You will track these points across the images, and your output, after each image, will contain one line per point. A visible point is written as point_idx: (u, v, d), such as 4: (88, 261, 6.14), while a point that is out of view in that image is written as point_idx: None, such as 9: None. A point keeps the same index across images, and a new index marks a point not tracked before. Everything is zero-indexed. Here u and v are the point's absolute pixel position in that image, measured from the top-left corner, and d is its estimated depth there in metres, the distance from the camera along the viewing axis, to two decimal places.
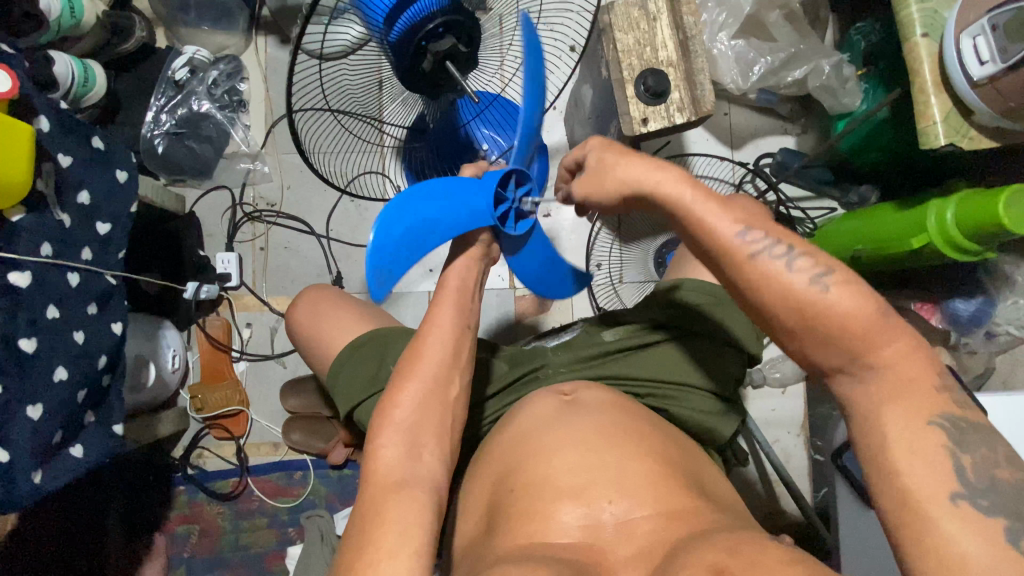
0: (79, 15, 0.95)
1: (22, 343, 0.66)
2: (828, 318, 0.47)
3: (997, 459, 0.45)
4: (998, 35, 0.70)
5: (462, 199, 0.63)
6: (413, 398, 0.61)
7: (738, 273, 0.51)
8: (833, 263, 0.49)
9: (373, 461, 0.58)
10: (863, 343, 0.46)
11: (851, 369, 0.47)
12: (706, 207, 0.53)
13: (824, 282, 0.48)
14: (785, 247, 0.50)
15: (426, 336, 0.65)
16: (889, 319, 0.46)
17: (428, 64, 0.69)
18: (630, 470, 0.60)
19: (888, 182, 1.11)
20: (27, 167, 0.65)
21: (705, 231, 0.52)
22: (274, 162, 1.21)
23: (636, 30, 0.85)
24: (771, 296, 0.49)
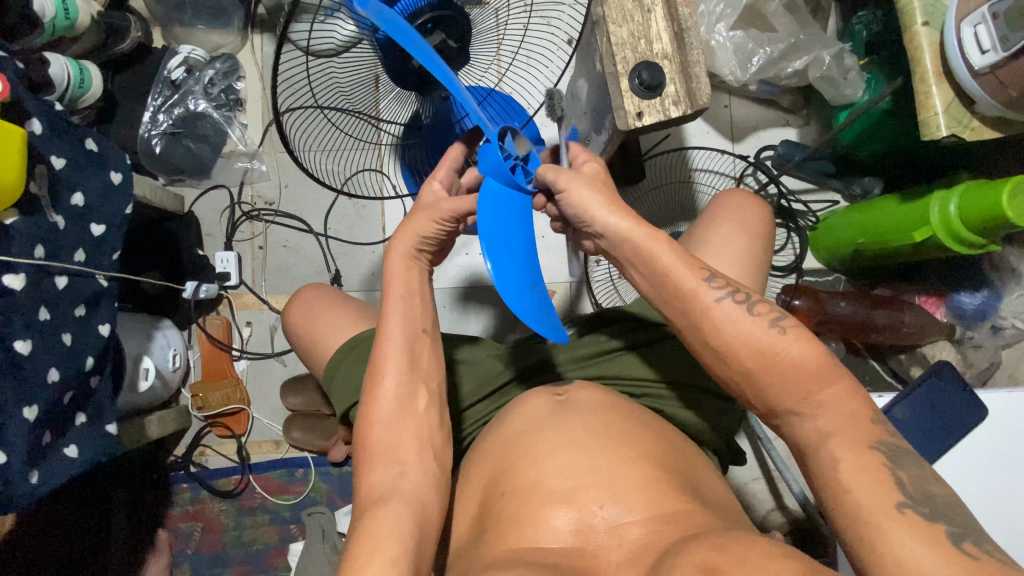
0: (73, 15, 0.95)
1: (18, 344, 0.67)
2: (784, 361, 0.53)
3: None
4: (998, 23, 0.68)
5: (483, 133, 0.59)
6: (386, 418, 0.61)
7: (702, 318, 0.56)
8: (786, 311, 0.56)
9: (360, 490, 0.58)
10: (812, 381, 0.52)
11: (801, 407, 0.53)
12: (673, 257, 0.58)
13: (781, 325, 0.54)
14: (745, 295, 0.56)
15: (384, 355, 0.63)
16: (836, 363, 0.53)
17: (418, 61, 0.68)
18: (622, 474, 0.59)
19: (893, 173, 1.09)
20: (18, 170, 0.65)
21: (674, 280, 0.58)
22: (271, 161, 1.21)
23: (630, 22, 0.84)
24: (731, 342, 0.55)
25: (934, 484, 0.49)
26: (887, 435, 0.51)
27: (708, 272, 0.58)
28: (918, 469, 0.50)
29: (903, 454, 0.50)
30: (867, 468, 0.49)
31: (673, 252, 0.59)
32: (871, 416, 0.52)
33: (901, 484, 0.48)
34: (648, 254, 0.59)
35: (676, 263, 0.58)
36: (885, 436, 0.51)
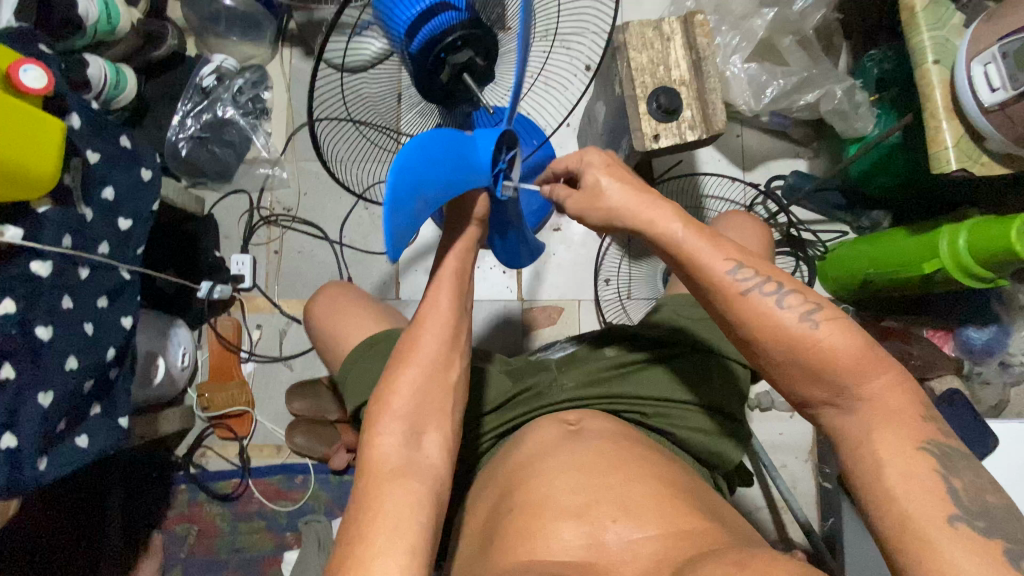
0: (115, 21, 1.00)
1: (39, 329, 0.68)
2: (823, 353, 0.49)
3: (977, 484, 0.44)
4: (1008, 63, 0.71)
5: (469, 153, 0.62)
6: (412, 384, 0.62)
7: (729, 310, 0.54)
8: (821, 300, 0.52)
9: (371, 449, 0.58)
10: (853, 377, 0.48)
11: (841, 402, 0.49)
12: (702, 246, 0.56)
13: (813, 319, 0.50)
14: (776, 285, 0.53)
15: (423, 324, 0.65)
16: (876, 352, 0.48)
17: (445, 75, 0.71)
18: (636, 491, 0.60)
19: (903, 207, 1.11)
20: (55, 162, 0.68)
21: (701, 269, 0.55)
22: (293, 168, 1.24)
23: (650, 49, 0.88)
24: (760, 334, 0.52)
25: (989, 493, 0.43)
26: (937, 435, 0.46)
27: (734, 262, 0.54)
28: (972, 476, 0.44)
29: (957, 459, 0.45)
30: (913, 479, 0.44)
31: (686, 229, 0.57)
32: (918, 413, 0.47)
33: (955, 493, 0.43)
34: (673, 245, 0.57)
35: (709, 252, 0.55)
36: (937, 436, 0.46)
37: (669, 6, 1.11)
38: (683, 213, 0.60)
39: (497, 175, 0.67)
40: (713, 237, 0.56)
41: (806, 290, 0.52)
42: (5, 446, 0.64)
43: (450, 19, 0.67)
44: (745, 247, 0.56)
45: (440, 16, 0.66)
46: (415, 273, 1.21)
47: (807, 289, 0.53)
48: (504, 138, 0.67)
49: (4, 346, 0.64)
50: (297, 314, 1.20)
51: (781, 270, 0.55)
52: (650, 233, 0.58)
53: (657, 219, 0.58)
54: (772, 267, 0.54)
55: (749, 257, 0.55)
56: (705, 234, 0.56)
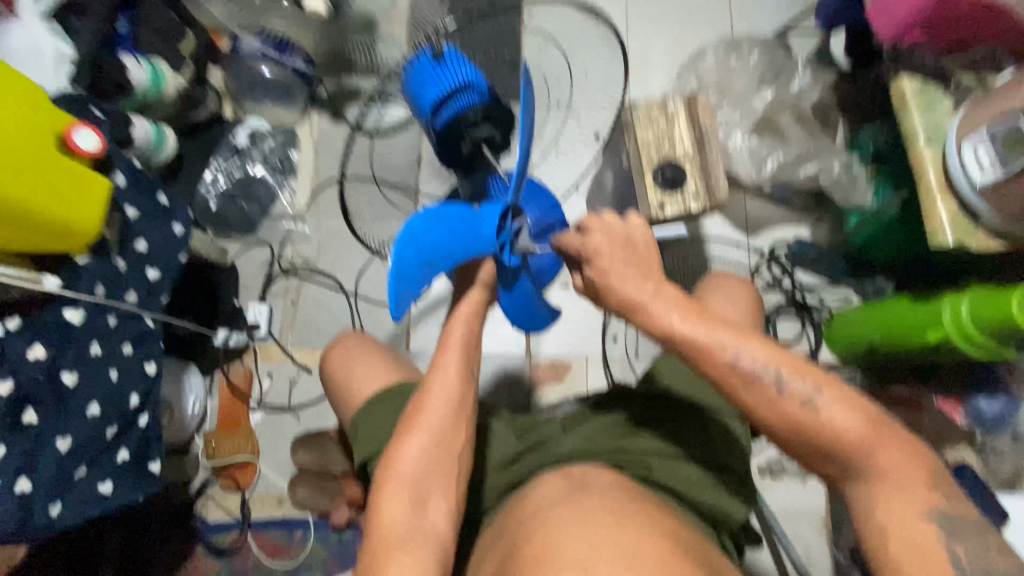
0: (161, 86, 1.08)
1: (64, 375, 0.71)
2: (828, 436, 0.50)
3: (983, 546, 0.46)
4: (997, 145, 0.76)
5: (475, 226, 0.61)
6: (418, 451, 0.62)
7: (736, 397, 0.54)
8: (823, 380, 0.52)
9: (379, 515, 0.60)
10: (859, 453, 0.49)
11: (851, 474, 0.50)
12: (701, 335, 0.55)
13: (814, 404, 0.51)
14: (776, 371, 0.52)
15: (431, 386, 0.66)
16: (882, 428, 0.50)
17: (465, 149, 0.76)
18: (643, 543, 0.54)
19: (906, 275, 1.14)
20: (97, 218, 0.73)
21: (703, 359, 0.54)
22: (314, 224, 1.28)
23: (655, 126, 0.94)
24: (764, 417, 0.53)
25: (992, 556, 0.46)
26: (944, 502, 0.48)
27: (733, 349, 0.53)
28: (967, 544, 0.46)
29: (958, 528, 0.47)
30: (912, 543, 0.47)
31: (680, 312, 0.56)
32: (920, 479, 0.49)
33: (958, 562, 0.45)
34: (672, 336, 0.56)
35: (703, 340, 0.55)
36: (944, 505, 0.48)
37: (675, 85, 1.19)
38: (682, 294, 0.58)
39: (503, 245, 0.67)
40: (709, 321, 0.56)
41: (809, 371, 0.52)
42: (20, 491, 0.66)
43: (470, 98, 0.74)
44: (740, 331, 0.55)
45: (461, 98, 0.74)
46: (426, 326, 1.24)
47: (808, 369, 0.52)
48: (509, 208, 0.67)
49: (31, 391, 0.68)
50: (308, 364, 1.22)
51: (782, 350, 0.54)
52: (651, 323, 0.57)
53: (653, 306, 0.57)
54: (771, 351, 0.53)
55: (745, 339, 0.55)
56: (699, 322, 0.55)
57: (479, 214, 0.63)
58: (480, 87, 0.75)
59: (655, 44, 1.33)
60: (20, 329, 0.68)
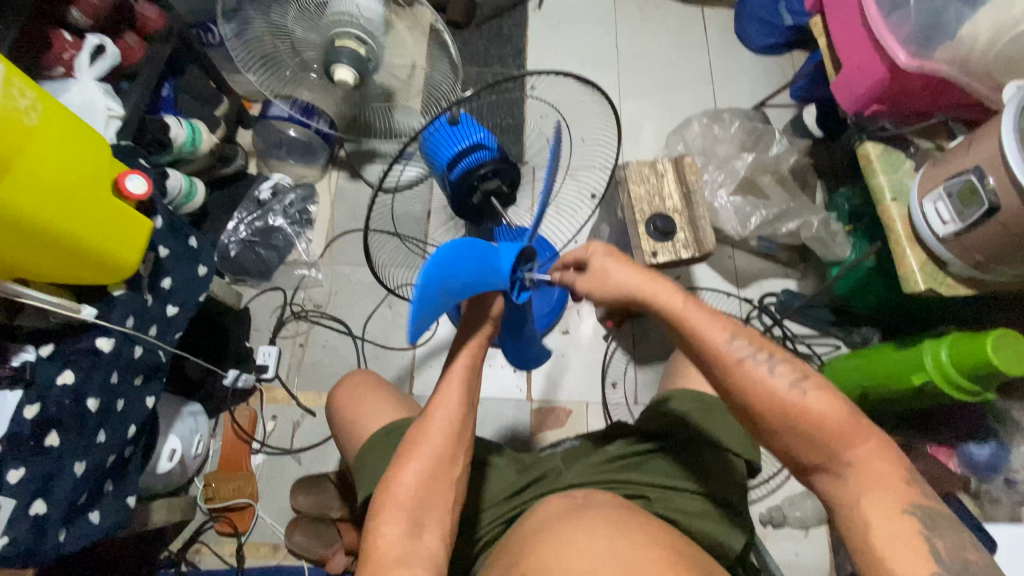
0: (197, 144, 1.19)
1: (89, 401, 0.75)
2: (811, 419, 0.54)
3: (961, 542, 0.48)
4: (953, 201, 0.83)
5: (492, 260, 0.66)
6: (416, 476, 0.65)
7: (729, 377, 0.59)
8: (808, 370, 0.58)
9: (375, 539, 0.61)
10: (840, 442, 0.53)
11: (832, 466, 0.54)
12: (702, 320, 0.61)
13: (800, 388, 0.56)
14: (766, 358, 0.58)
15: (432, 413, 0.69)
16: (861, 419, 0.54)
17: (476, 199, 0.85)
18: (636, 557, 0.55)
19: (890, 325, 1.20)
20: (136, 256, 0.79)
21: (703, 339, 0.60)
22: (328, 271, 1.36)
23: (646, 183, 1.03)
24: (755, 400, 0.57)
25: (969, 550, 0.48)
26: (920, 506, 0.51)
27: (729, 334, 0.60)
28: (945, 546, 0.48)
29: (939, 532, 0.49)
30: (895, 547, 0.49)
31: (687, 301, 0.63)
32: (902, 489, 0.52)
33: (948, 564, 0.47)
34: (677, 319, 0.62)
35: (706, 322, 0.61)
36: (919, 499, 0.51)
37: (664, 149, 1.31)
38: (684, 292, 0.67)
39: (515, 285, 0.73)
40: (709, 312, 0.63)
41: (796, 363, 0.58)
42: (34, 513, 0.68)
43: (483, 154, 0.82)
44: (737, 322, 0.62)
45: (475, 155, 0.82)
46: (430, 369, 1.28)
47: (795, 360, 0.59)
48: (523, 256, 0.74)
49: (56, 415, 0.71)
50: (312, 406, 1.24)
51: (772, 343, 0.60)
52: (654, 309, 0.64)
53: (663, 293, 0.64)
54: (764, 340, 0.60)
55: (741, 329, 0.61)
56: (703, 310, 0.62)
57: (494, 249, 0.67)
58: (493, 145, 0.83)
59: (645, 114, 1.47)
60: (52, 355, 0.72)
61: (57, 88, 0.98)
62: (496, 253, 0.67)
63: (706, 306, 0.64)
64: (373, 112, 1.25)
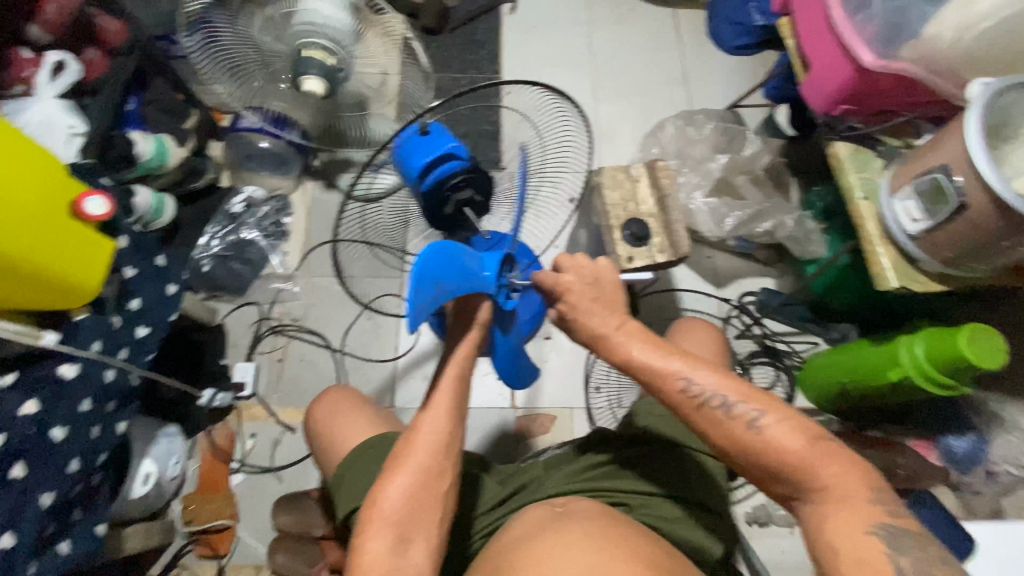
0: (165, 158, 1.16)
1: (54, 430, 0.72)
2: (772, 455, 0.55)
3: (927, 558, 0.49)
4: (922, 200, 0.84)
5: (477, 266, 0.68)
6: (402, 490, 0.63)
7: (690, 421, 0.60)
8: (767, 403, 0.58)
9: (360, 555, 0.60)
10: (803, 473, 0.54)
11: (802, 494, 0.54)
12: (658, 364, 0.63)
13: (758, 424, 0.56)
14: (724, 396, 0.59)
15: (420, 425, 0.68)
16: (822, 447, 0.54)
17: (449, 209, 0.84)
18: (621, 569, 0.55)
19: (866, 322, 1.21)
20: (98, 277, 0.77)
21: (659, 386, 0.62)
22: (304, 284, 1.34)
23: (621, 188, 1.03)
24: (717, 440, 0.59)
25: (940, 559, 0.49)
26: (891, 511, 0.51)
27: (684, 376, 0.61)
28: (917, 552, 0.49)
29: (910, 534, 0.50)
30: (868, 558, 0.49)
31: (642, 346, 0.66)
32: (872, 495, 0.52)
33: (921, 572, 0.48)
34: (634, 365, 0.65)
35: (660, 368, 0.63)
36: (887, 517, 0.51)
37: (639, 152, 1.31)
38: (644, 328, 0.68)
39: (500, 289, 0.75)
40: (669, 352, 0.64)
41: (758, 399, 0.58)
42: None
43: (454, 164, 0.80)
44: (693, 359, 0.63)
45: (447, 165, 0.80)
46: (412, 380, 1.26)
47: (754, 394, 0.59)
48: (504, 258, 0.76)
49: (20, 447, 0.68)
50: (292, 423, 1.22)
51: (731, 377, 0.60)
52: (617, 354, 0.67)
53: (619, 341, 0.67)
54: (722, 377, 0.60)
55: (699, 366, 0.62)
56: (659, 351, 0.64)
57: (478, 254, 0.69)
58: (466, 156, 0.81)
59: (621, 117, 1.47)
60: (15, 383, 0.69)
61: (17, 106, 0.96)
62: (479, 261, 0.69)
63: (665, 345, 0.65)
64: (345, 122, 1.23)
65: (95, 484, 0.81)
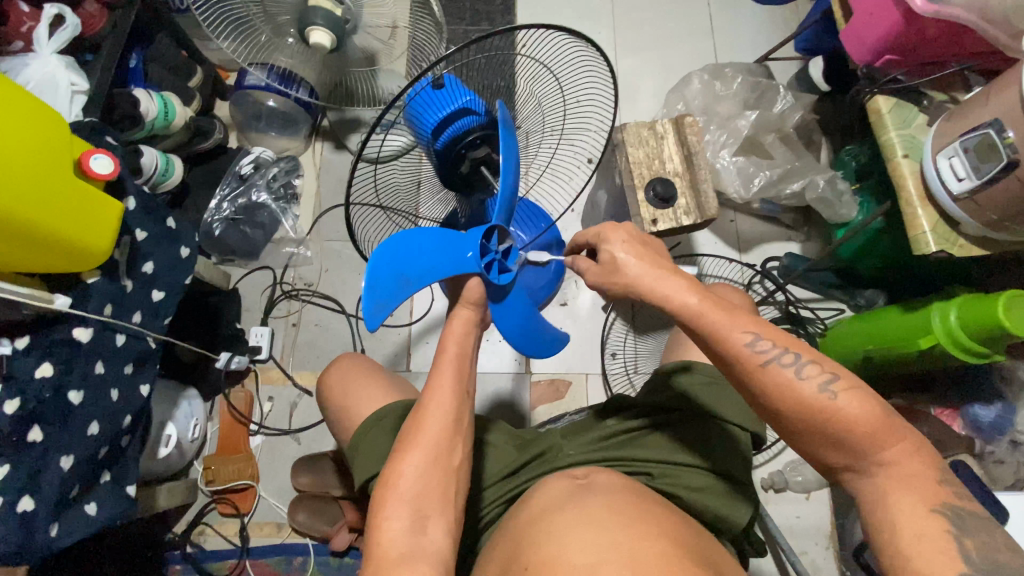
0: (171, 118, 1.13)
1: (70, 394, 0.72)
2: (840, 423, 0.52)
3: (993, 542, 0.47)
4: (970, 156, 0.78)
5: (453, 248, 0.68)
6: (416, 467, 0.62)
7: (751, 381, 0.56)
8: (837, 369, 0.54)
9: (378, 533, 0.59)
10: (872, 444, 0.51)
11: (860, 466, 0.52)
12: (720, 321, 0.57)
13: (830, 389, 0.53)
14: (794, 356, 0.55)
15: (428, 403, 0.66)
16: (892, 420, 0.52)
17: (465, 168, 0.80)
18: (640, 549, 0.53)
19: (893, 287, 1.18)
20: (108, 239, 0.75)
21: (723, 341, 0.57)
22: (317, 248, 1.32)
23: (645, 146, 0.99)
24: (781, 404, 0.55)
25: (983, 540, 0.47)
26: (927, 485, 0.49)
27: (752, 333, 0.56)
28: (984, 535, 0.47)
29: (948, 508, 0.48)
30: (929, 535, 0.47)
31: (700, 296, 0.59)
32: (904, 466, 0.50)
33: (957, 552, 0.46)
34: (695, 318, 0.58)
35: (726, 324, 0.57)
36: (928, 492, 0.49)
37: (663, 109, 1.24)
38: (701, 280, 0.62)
39: (489, 263, 0.72)
40: (731, 307, 0.59)
41: (830, 365, 0.55)
42: (22, 510, 0.66)
43: (471, 118, 0.77)
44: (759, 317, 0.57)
45: (462, 120, 0.76)
46: (426, 346, 1.25)
47: (822, 357, 0.55)
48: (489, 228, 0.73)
49: (36, 410, 0.68)
50: (308, 386, 1.23)
51: (798, 339, 0.56)
52: (669, 307, 0.60)
53: (678, 293, 0.59)
54: (789, 338, 0.56)
55: (766, 326, 0.57)
56: (721, 307, 0.58)
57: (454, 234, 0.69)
58: (484, 108, 0.77)
59: (642, 71, 1.39)
60: (30, 347, 0.69)
61: (16, 64, 0.91)
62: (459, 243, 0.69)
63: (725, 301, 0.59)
64: (354, 78, 1.17)
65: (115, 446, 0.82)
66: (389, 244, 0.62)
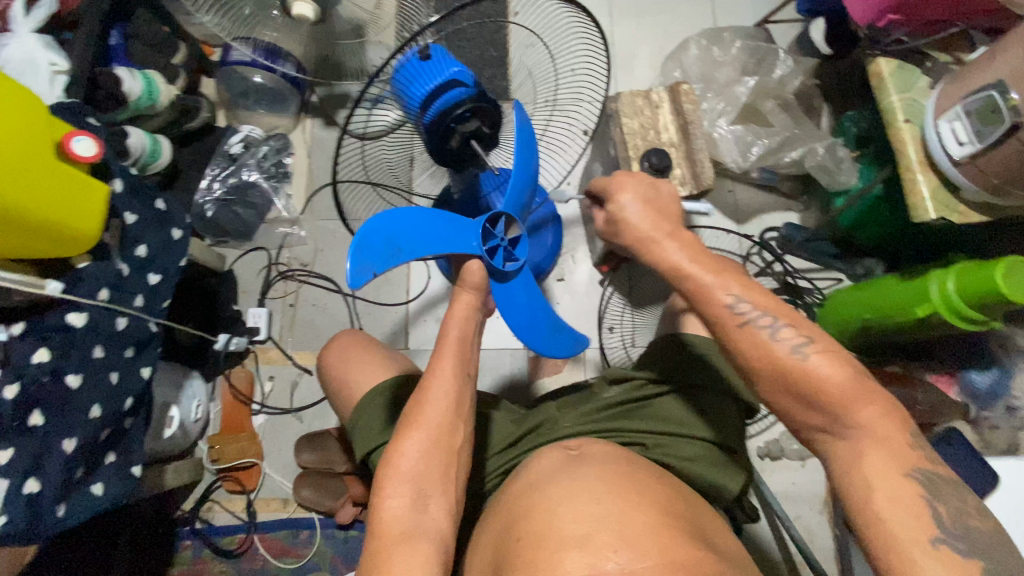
0: (156, 97, 1.10)
1: (69, 377, 0.73)
2: (812, 381, 0.53)
3: (966, 509, 0.49)
4: (972, 120, 0.77)
5: (458, 234, 0.71)
6: (418, 447, 0.63)
7: (729, 341, 0.57)
8: (814, 333, 0.55)
9: (379, 512, 0.60)
10: (847, 406, 0.52)
11: (835, 428, 0.53)
12: (705, 278, 0.59)
13: (803, 351, 0.54)
14: (771, 318, 0.56)
15: (429, 387, 0.66)
16: (866, 382, 0.53)
17: (455, 143, 0.76)
18: (633, 519, 0.54)
19: (892, 255, 1.17)
20: (96, 222, 0.74)
21: (703, 299, 0.59)
22: (311, 228, 1.31)
23: (640, 116, 0.97)
24: (757, 363, 0.56)
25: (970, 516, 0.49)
26: (921, 461, 0.50)
27: (732, 293, 0.58)
28: (956, 502, 0.49)
29: (937, 481, 0.49)
30: (904, 500, 0.49)
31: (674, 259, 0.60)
32: (892, 433, 0.51)
33: (939, 518, 0.48)
34: (677, 274, 0.61)
35: (711, 280, 0.59)
36: (919, 467, 0.50)
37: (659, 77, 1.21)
38: (688, 242, 0.63)
39: (493, 249, 0.75)
40: (715, 267, 0.60)
41: (788, 314, 0.56)
42: (28, 492, 0.68)
43: (459, 93, 0.73)
44: (742, 279, 0.59)
45: (451, 92, 0.72)
46: (424, 324, 1.26)
47: (800, 320, 0.56)
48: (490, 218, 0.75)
49: (36, 394, 0.69)
50: (308, 365, 1.24)
51: (780, 302, 0.57)
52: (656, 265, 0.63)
53: (664, 248, 0.62)
54: (769, 299, 0.57)
55: (743, 284, 0.59)
56: (708, 265, 0.60)
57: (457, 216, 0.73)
58: (472, 87, 0.74)
59: (637, 37, 1.35)
60: (25, 332, 0.70)
61: None
62: (459, 230, 0.71)
63: (711, 260, 0.61)
64: (341, 50, 1.14)
65: (123, 428, 0.84)
66: (393, 214, 0.65)
